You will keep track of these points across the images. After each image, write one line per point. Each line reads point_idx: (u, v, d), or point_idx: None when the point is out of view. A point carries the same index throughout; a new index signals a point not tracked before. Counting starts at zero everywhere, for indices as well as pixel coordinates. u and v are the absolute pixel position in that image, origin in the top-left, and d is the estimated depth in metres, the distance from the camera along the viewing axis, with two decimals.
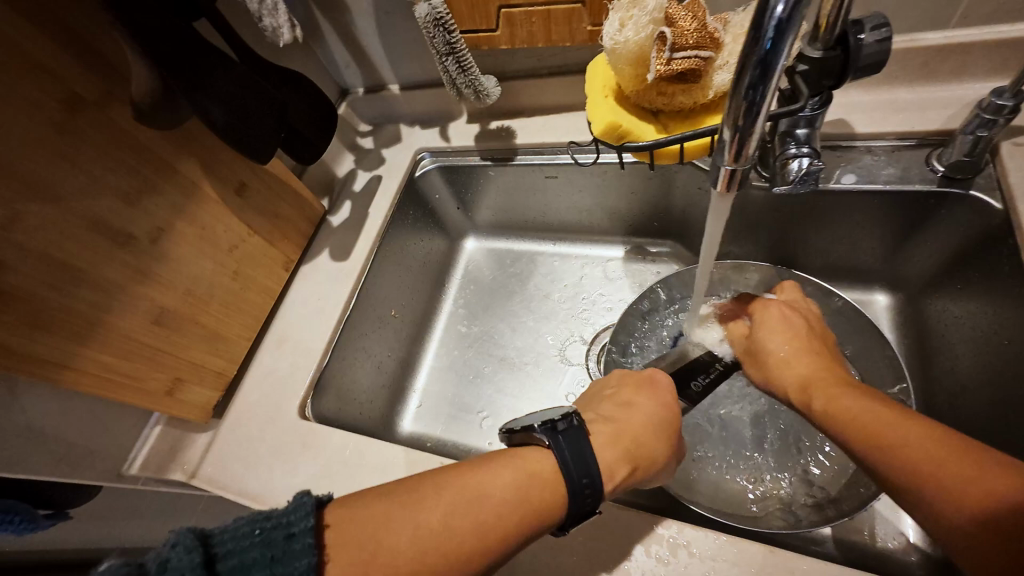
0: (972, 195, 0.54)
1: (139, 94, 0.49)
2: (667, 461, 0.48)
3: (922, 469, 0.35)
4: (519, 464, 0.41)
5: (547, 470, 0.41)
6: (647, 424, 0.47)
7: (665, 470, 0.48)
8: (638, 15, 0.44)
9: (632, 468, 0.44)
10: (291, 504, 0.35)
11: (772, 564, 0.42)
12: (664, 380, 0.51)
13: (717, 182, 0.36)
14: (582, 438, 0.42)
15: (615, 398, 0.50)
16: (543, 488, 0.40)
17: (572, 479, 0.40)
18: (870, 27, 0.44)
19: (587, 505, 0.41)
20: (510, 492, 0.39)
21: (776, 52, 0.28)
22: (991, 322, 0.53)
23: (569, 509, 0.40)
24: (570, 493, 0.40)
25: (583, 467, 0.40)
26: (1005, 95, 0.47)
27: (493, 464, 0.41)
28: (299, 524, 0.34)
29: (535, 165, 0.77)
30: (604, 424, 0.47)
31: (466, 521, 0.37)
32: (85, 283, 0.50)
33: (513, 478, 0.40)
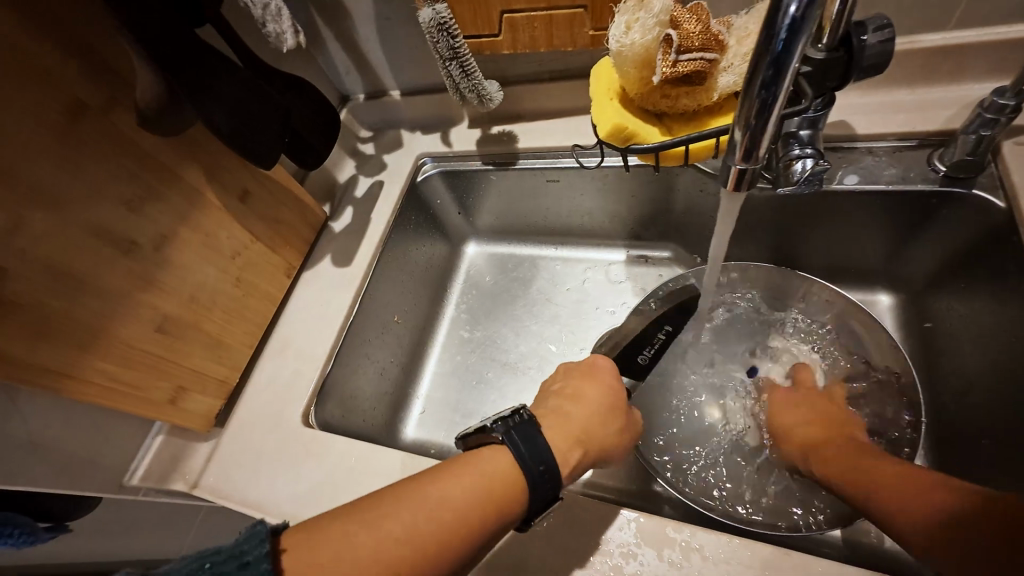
0: (974, 194, 0.54)
1: (144, 100, 0.50)
2: (618, 440, 0.49)
3: (901, 495, 0.39)
4: (477, 464, 0.41)
5: (505, 464, 0.41)
6: (595, 409, 0.48)
7: (617, 449, 0.50)
8: (644, 17, 0.45)
9: (584, 451, 0.46)
10: (244, 533, 0.35)
11: (786, 566, 0.42)
12: (607, 364, 0.53)
13: (727, 182, 0.36)
14: (532, 426, 0.43)
15: (562, 388, 0.51)
16: (502, 482, 0.40)
17: (529, 470, 0.41)
18: (874, 28, 0.44)
19: (550, 491, 0.42)
20: (472, 490, 0.39)
21: (789, 52, 0.28)
22: (996, 320, 0.53)
23: (533, 497, 0.41)
24: (532, 483, 0.41)
25: (537, 456, 0.41)
26: (1007, 94, 0.48)
27: (452, 465, 0.41)
28: (254, 552, 0.34)
29: (536, 169, 0.77)
30: (554, 416, 0.47)
31: (430, 524, 0.37)
32: (88, 292, 0.50)
33: (473, 477, 0.40)
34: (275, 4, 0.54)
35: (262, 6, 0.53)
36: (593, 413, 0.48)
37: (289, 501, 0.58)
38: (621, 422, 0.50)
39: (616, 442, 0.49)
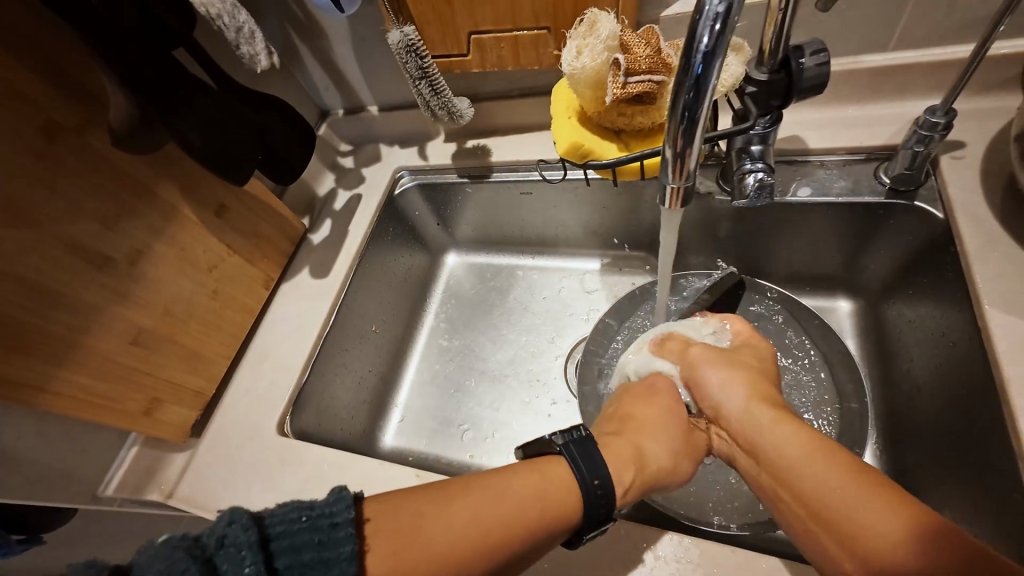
0: (917, 206, 0.57)
1: (117, 121, 0.50)
2: (677, 467, 0.50)
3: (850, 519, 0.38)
4: (538, 470, 0.43)
5: (563, 475, 0.43)
6: (655, 433, 0.50)
7: (673, 479, 0.50)
8: (593, 43, 0.47)
9: (639, 474, 0.46)
10: (333, 495, 0.37)
11: (736, 565, 0.44)
12: (668, 392, 0.55)
13: (666, 200, 0.38)
14: (592, 445, 0.45)
15: (621, 410, 0.53)
16: (560, 489, 0.42)
17: (584, 480, 0.42)
18: (810, 51, 0.47)
19: (602, 508, 0.42)
20: (532, 494, 0.41)
21: (706, 76, 0.31)
22: (939, 325, 0.55)
23: (585, 511, 0.42)
24: (585, 496, 0.42)
25: (592, 466, 0.43)
26: (937, 113, 0.51)
27: (514, 468, 0.43)
28: (342, 514, 0.36)
29: (509, 182, 0.79)
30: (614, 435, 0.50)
31: (489, 519, 0.39)
32: (63, 306, 0.51)
33: (535, 482, 0.42)
34: (249, 27, 0.56)
35: (235, 29, 0.55)
36: (655, 439, 0.50)
37: (264, 508, 0.59)
38: (684, 453, 0.51)
39: (673, 471, 0.50)
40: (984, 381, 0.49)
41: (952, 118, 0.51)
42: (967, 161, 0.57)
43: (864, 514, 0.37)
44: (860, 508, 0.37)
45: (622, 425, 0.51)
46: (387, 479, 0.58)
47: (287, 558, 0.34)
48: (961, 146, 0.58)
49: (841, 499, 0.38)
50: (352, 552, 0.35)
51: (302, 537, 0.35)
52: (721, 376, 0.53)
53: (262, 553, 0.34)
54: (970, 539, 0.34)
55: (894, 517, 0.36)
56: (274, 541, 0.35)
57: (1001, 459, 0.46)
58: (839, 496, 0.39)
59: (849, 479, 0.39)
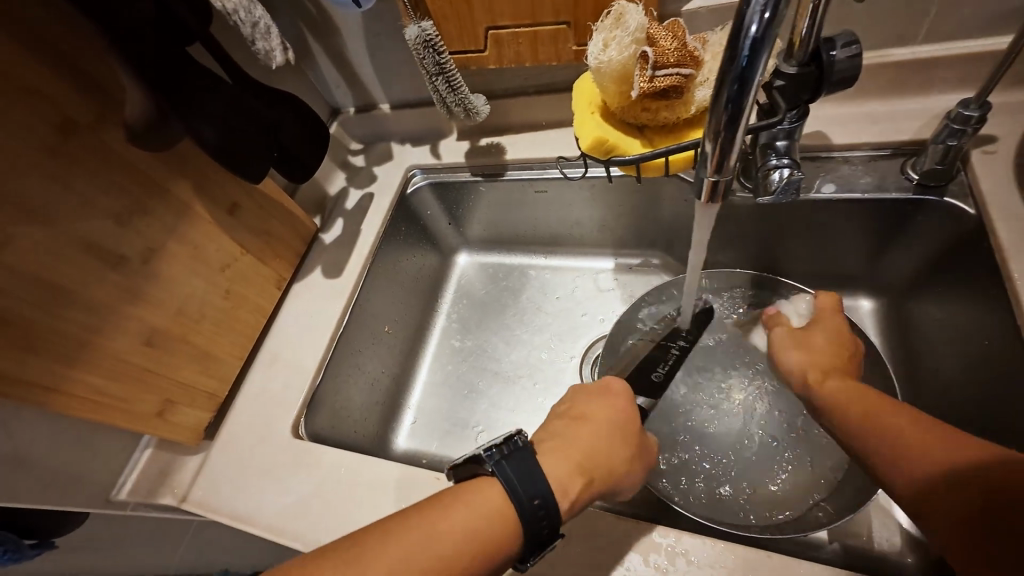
0: (947, 202, 0.56)
1: (133, 117, 0.50)
2: (631, 469, 0.47)
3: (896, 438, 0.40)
4: (470, 498, 0.40)
5: (497, 497, 0.40)
6: (606, 438, 0.46)
7: (627, 482, 0.47)
8: (621, 35, 0.46)
9: (587, 483, 0.43)
10: None
11: (769, 569, 0.42)
12: (622, 388, 0.51)
13: (701, 193, 0.37)
14: (530, 459, 0.40)
15: (575, 407, 0.49)
16: (491, 519, 0.39)
17: (522, 502, 0.39)
18: (842, 43, 0.45)
19: (547, 527, 0.39)
20: (462, 530, 0.38)
21: (752, 68, 0.29)
22: (970, 323, 0.54)
23: (527, 532, 0.39)
24: (523, 520, 0.39)
25: (530, 487, 0.39)
26: (971, 106, 0.50)
27: (446, 500, 0.40)
28: None
29: (524, 180, 0.78)
30: (559, 439, 0.46)
31: (413, 567, 0.37)
32: (76, 305, 0.50)
33: (464, 512, 0.39)
34: (264, 22, 0.55)
35: (251, 24, 0.54)
36: (607, 443, 0.46)
37: (280, 511, 0.58)
38: (637, 456, 0.48)
39: (626, 473, 0.47)
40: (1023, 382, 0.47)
41: (985, 111, 0.50)
42: (999, 156, 0.56)
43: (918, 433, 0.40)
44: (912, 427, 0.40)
45: (571, 428, 0.47)
46: (406, 481, 0.57)
47: None
48: (992, 141, 0.57)
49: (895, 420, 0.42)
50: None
51: None
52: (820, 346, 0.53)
53: None
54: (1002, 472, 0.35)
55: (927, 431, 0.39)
56: None
57: None
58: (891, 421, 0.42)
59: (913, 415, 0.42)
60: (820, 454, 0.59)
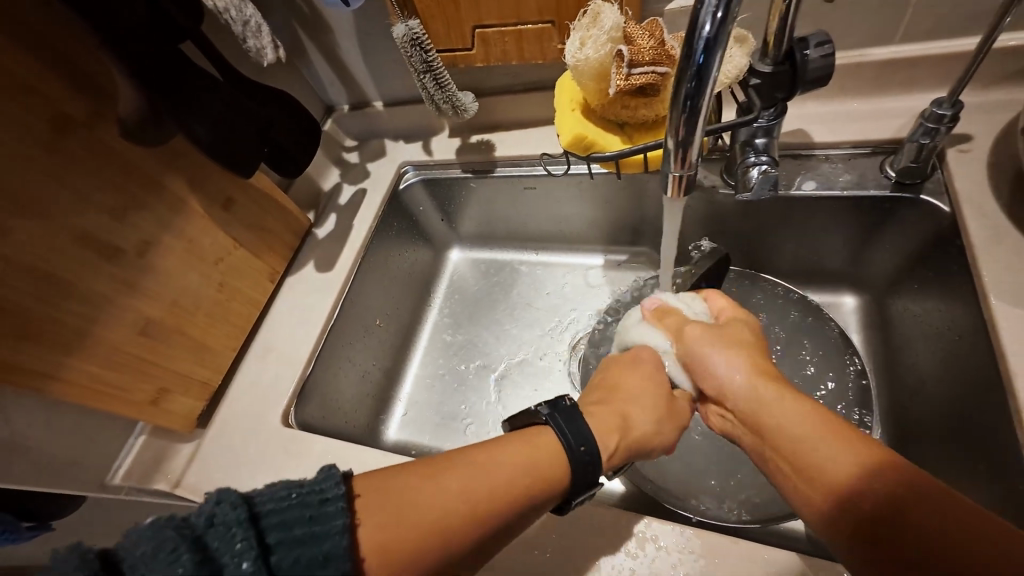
0: (923, 200, 0.57)
1: (127, 114, 0.52)
2: (665, 431, 0.50)
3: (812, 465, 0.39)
4: (525, 438, 0.43)
5: (549, 441, 0.43)
6: (644, 397, 0.49)
7: (662, 443, 0.50)
8: (597, 35, 0.48)
9: (626, 438, 0.46)
10: (321, 474, 0.37)
11: (738, 556, 0.43)
12: (651, 360, 0.53)
13: (669, 189, 0.38)
14: (577, 413, 0.45)
15: (605, 379, 0.53)
16: (543, 457, 0.42)
17: (571, 447, 0.43)
18: (815, 43, 0.46)
19: (590, 473, 0.43)
20: (523, 464, 0.41)
21: (709, 66, 0.31)
22: (944, 319, 0.55)
23: (573, 474, 0.42)
24: (573, 464, 0.42)
25: (578, 433, 0.43)
26: (944, 105, 0.51)
27: (504, 440, 0.43)
28: (332, 489, 0.36)
29: (514, 177, 0.79)
30: (597, 405, 0.49)
31: (482, 488, 0.39)
32: (72, 294, 0.52)
33: (525, 448, 0.42)
34: (255, 21, 0.57)
35: (242, 23, 0.56)
36: (644, 402, 0.49)
37: None
38: (674, 417, 0.51)
39: (664, 433, 0.49)
40: (991, 376, 0.48)
41: (959, 109, 0.50)
42: (974, 155, 0.57)
43: (789, 424, 0.41)
44: (785, 417, 0.42)
45: (607, 395, 0.50)
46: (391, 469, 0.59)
47: (275, 534, 0.33)
48: (968, 140, 0.58)
49: (770, 411, 0.43)
50: (345, 525, 0.34)
51: (293, 512, 0.34)
52: (719, 358, 0.48)
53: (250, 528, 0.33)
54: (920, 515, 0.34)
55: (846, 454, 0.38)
56: (262, 519, 0.34)
57: (1010, 452, 0.45)
58: (773, 408, 0.43)
59: (772, 393, 0.44)
60: None
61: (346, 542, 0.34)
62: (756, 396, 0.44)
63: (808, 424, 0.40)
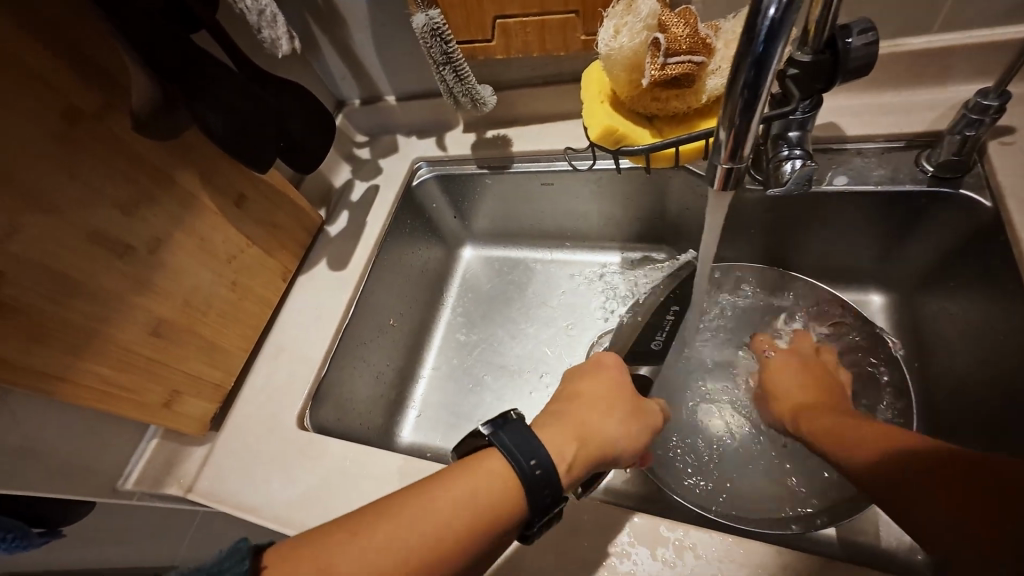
0: (962, 195, 0.55)
1: (139, 104, 0.50)
2: (632, 438, 0.47)
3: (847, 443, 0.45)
4: (468, 468, 0.40)
5: (492, 469, 0.40)
6: (603, 404, 0.47)
7: (627, 450, 0.47)
8: (632, 22, 0.46)
9: (584, 448, 0.44)
10: (227, 550, 0.36)
11: (779, 564, 0.42)
12: (614, 363, 0.52)
13: (714, 181, 0.37)
14: (523, 425, 0.41)
15: (568, 387, 0.50)
16: (481, 492, 0.39)
17: (520, 467, 0.39)
18: (858, 31, 0.44)
19: (549, 492, 0.40)
20: (467, 497, 0.38)
21: (770, 54, 0.29)
22: (984, 317, 0.53)
23: (528, 496, 0.39)
24: (525, 485, 0.39)
25: (527, 449, 0.40)
26: (990, 95, 0.49)
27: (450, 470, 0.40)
28: (233, 569, 0.35)
29: (531, 173, 0.77)
30: (556, 414, 0.46)
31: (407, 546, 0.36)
32: (85, 295, 0.50)
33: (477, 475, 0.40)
34: (271, 9, 0.55)
35: (257, 12, 0.54)
36: (600, 408, 0.47)
37: (285, 501, 0.58)
38: (639, 419, 0.48)
39: (626, 439, 0.46)
40: None
41: (1005, 100, 0.49)
42: (1017, 147, 0.55)
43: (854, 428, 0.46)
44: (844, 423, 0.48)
45: (568, 402, 0.48)
46: (411, 474, 0.57)
47: None
48: (1010, 132, 0.56)
49: (834, 419, 0.49)
50: None
51: None
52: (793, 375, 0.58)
53: None
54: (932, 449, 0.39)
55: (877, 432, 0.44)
56: None
57: None
58: (825, 420, 0.50)
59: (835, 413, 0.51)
60: None
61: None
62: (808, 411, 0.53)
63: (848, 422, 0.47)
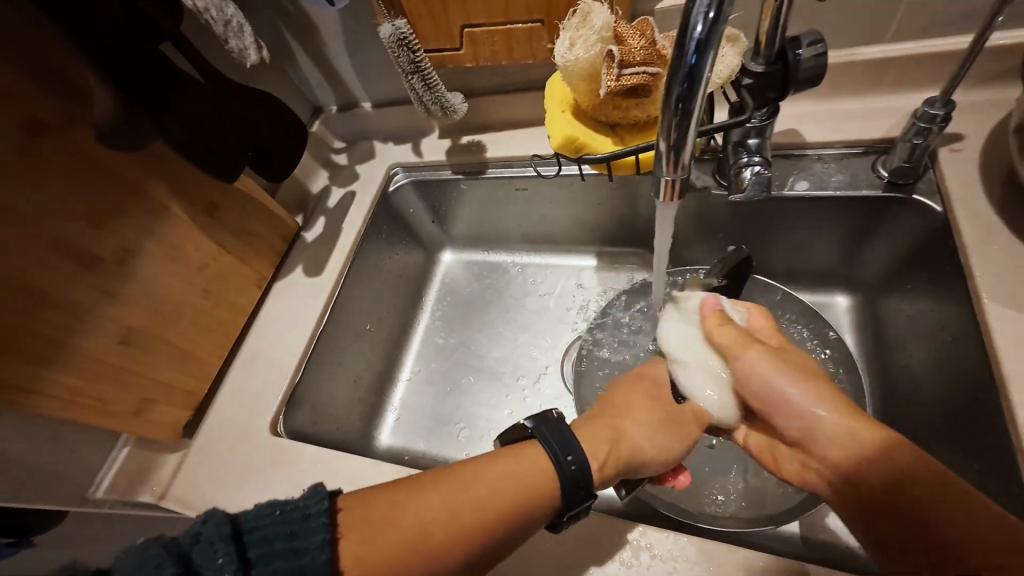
0: (915, 200, 0.57)
1: (101, 115, 0.49)
2: (664, 447, 0.49)
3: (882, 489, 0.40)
4: (510, 454, 0.44)
5: (532, 458, 0.43)
6: (639, 414, 0.51)
7: (658, 458, 0.49)
8: (587, 34, 0.47)
9: (616, 447, 0.47)
10: (308, 489, 0.38)
11: (733, 562, 0.43)
12: (654, 376, 0.56)
13: (661, 192, 0.38)
14: (563, 424, 0.45)
15: (606, 397, 0.54)
16: (521, 476, 0.42)
17: (558, 459, 0.43)
18: (807, 42, 0.45)
19: (581, 487, 0.43)
20: (504, 482, 0.41)
21: (701, 66, 0.30)
22: (938, 319, 0.55)
23: (562, 488, 0.43)
24: (561, 476, 0.43)
25: (566, 444, 0.44)
26: (936, 104, 0.51)
27: (486, 455, 0.44)
28: (315, 506, 0.37)
29: (504, 178, 0.78)
30: (595, 419, 0.50)
31: (450, 516, 0.39)
32: (51, 305, 0.50)
33: (507, 468, 0.42)
34: (238, 20, 0.55)
35: (223, 23, 0.54)
36: (636, 415, 0.51)
37: None
38: (672, 432, 0.50)
39: (655, 446, 0.49)
40: (983, 376, 0.48)
41: (950, 109, 0.50)
42: (966, 154, 0.57)
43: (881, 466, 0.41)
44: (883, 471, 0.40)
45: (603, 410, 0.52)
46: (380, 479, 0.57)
47: (258, 550, 0.35)
48: (959, 139, 0.58)
49: (855, 439, 0.42)
50: (325, 540, 0.36)
51: (275, 529, 0.36)
52: (796, 388, 0.45)
53: (232, 546, 0.35)
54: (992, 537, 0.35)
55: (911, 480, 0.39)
56: (246, 534, 0.36)
57: (1001, 451, 0.45)
58: (850, 442, 0.43)
59: (868, 442, 0.42)
60: None
61: (325, 556, 0.36)
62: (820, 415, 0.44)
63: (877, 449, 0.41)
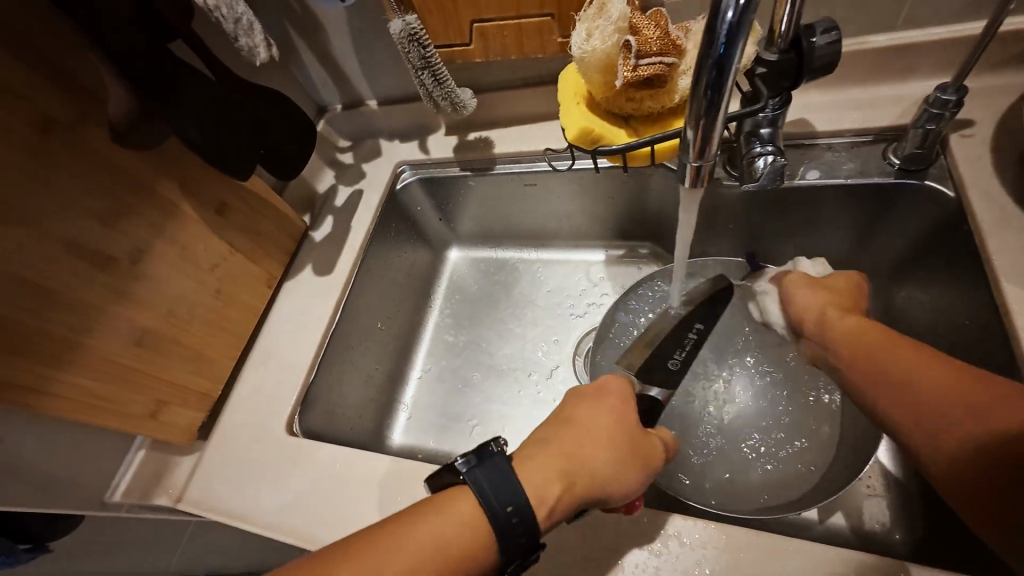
0: (927, 186, 0.57)
1: (116, 114, 0.50)
2: (623, 476, 0.43)
3: (862, 358, 0.44)
4: (438, 507, 0.39)
5: (465, 509, 0.39)
6: (595, 437, 0.44)
7: (618, 489, 0.43)
8: (603, 25, 0.47)
9: (567, 481, 0.41)
10: None
11: (761, 549, 0.43)
12: (619, 393, 0.48)
13: (684, 179, 0.38)
14: (502, 465, 0.40)
15: (559, 414, 0.47)
16: (449, 531, 0.38)
17: (494, 511, 0.38)
18: (821, 30, 0.46)
19: (524, 537, 0.38)
20: (430, 541, 0.37)
21: (729, 56, 0.30)
22: (952, 303, 0.55)
23: (500, 541, 0.38)
24: (498, 528, 0.38)
25: (505, 493, 0.38)
26: (948, 90, 0.51)
27: (413, 510, 0.39)
28: None
29: (513, 174, 0.78)
30: (542, 446, 0.44)
31: None
32: (65, 307, 0.50)
33: (437, 527, 0.38)
34: (247, 18, 0.55)
35: (234, 20, 0.54)
36: (597, 439, 0.44)
37: (276, 508, 0.58)
38: (634, 454, 0.44)
39: (615, 476, 0.43)
40: (999, 357, 0.49)
41: (963, 94, 0.51)
42: (977, 140, 0.57)
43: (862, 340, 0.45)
44: (913, 376, 0.39)
45: (554, 432, 0.45)
46: (400, 475, 0.57)
47: None
48: (970, 125, 0.58)
49: (852, 324, 0.47)
50: None
51: None
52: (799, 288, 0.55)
53: None
54: (953, 387, 0.37)
55: (890, 347, 0.43)
56: None
57: None
58: (846, 328, 0.47)
59: (898, 350, 0.42)
60: (799, 440, 0.61)
61: None
62: (827, 313, 0.50)
63: (868, 330, 0.45)
